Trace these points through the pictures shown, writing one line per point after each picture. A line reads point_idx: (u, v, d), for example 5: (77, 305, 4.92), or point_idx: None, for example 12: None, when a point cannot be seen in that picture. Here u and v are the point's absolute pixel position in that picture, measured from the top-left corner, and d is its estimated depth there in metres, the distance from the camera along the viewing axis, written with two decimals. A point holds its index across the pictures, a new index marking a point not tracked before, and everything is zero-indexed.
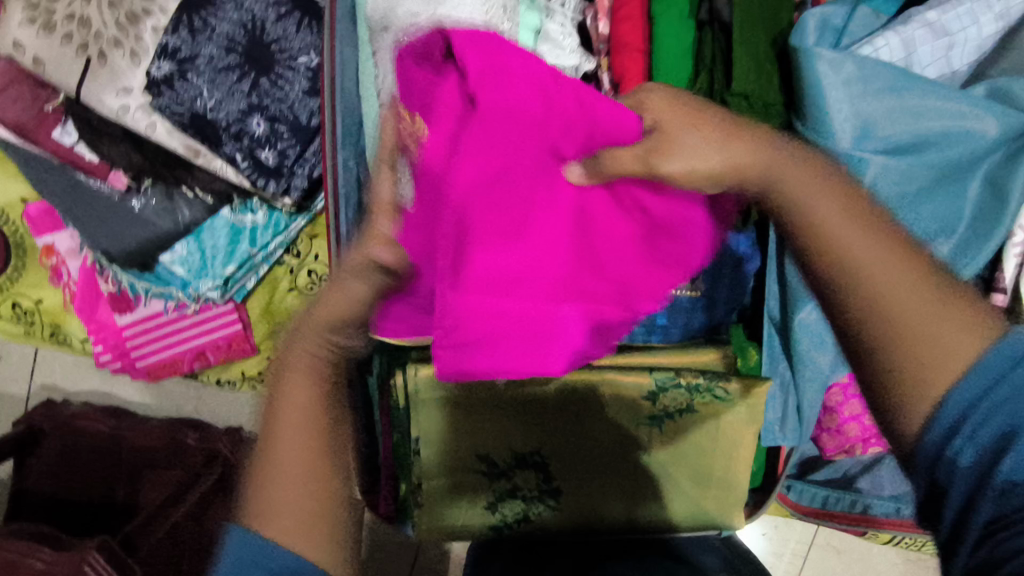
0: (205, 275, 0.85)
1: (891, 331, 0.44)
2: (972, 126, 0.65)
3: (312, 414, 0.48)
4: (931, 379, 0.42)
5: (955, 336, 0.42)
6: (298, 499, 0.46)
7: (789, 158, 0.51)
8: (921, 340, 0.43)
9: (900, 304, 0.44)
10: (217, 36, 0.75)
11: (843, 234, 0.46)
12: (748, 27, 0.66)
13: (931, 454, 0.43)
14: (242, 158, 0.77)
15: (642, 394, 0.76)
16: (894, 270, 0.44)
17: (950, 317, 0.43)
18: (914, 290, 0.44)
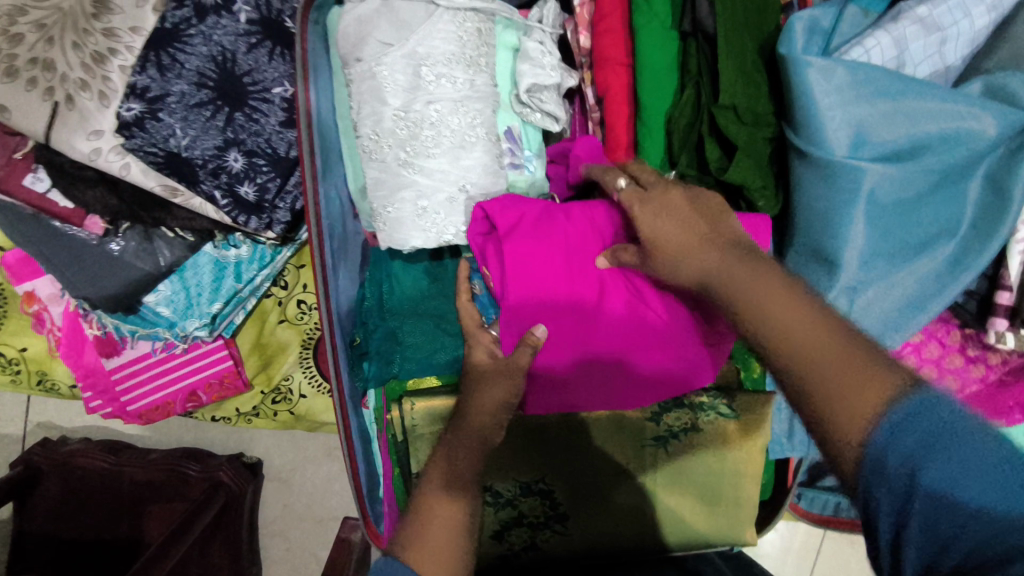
0: (191, 314, 0.83)
1: (815, 400, 0.45)
2: (971, 127, 0.63)
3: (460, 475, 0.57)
4: (851, 435, 0.42)
5: (870, 392, 0.42)
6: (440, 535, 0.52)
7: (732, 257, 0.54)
8: (837, 399, 0.43)
9: (819, 367, 0.45)
10: (188, 72, 0.73)
11: (768, 315, 0.49)
12: (735, 33, 0.63)
13: (866, 476, 0.41)
14: (221, 195, 0.75)
15: (645, 415, 0.75)
16: (812, 340, 0.46)
17: (859, 379, 0.43)
18: (832, 358, 0.45)
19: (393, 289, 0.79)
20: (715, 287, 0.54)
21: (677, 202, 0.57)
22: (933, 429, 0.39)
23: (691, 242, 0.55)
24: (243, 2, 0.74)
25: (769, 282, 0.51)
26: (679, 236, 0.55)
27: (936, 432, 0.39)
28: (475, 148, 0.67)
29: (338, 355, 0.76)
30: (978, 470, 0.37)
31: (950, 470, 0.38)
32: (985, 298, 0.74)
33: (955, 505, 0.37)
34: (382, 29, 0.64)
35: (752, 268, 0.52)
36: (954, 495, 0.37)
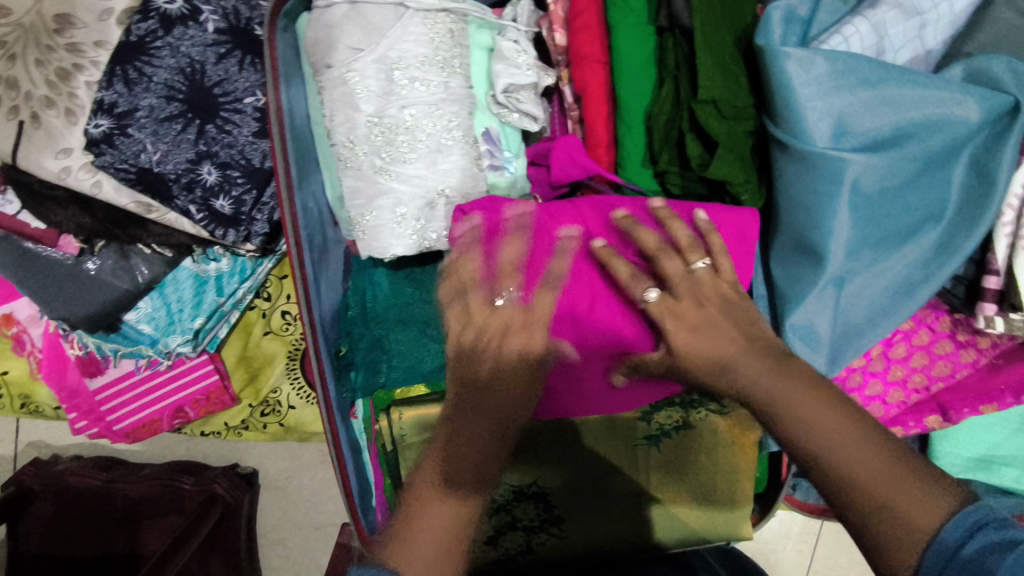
0: (173, 330, 0.82)
1: (874, 516, 0.45)
2: (952, 113, 0.62)
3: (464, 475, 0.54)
4: (907, 547, 0.43)
5: (927, 511, 0.43)
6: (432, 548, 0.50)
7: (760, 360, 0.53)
8: (893, 518, 0.44)
9: (873, 483, 0.45)
10: (156, 85, 0.71)
11: (814, 422, 0.48)
12: (713, 26, 0.62)
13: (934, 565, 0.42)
14: (197, 210, 0.73)
15: (636, 415, 0.74)
16: (863, 449, 0.46)
17: (913, 494, 0.44)
18: (888, 475, 0.45)
19: (377, 296, 0.78)
20: (751, 390, 0.53)
21: (708, 309, 0.57)
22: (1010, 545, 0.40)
23: (723, 347, 0.55)
24: (210, 12, 0.73)
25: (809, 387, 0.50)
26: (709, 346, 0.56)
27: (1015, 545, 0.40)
28: (452, 151, 0.66)
29: (323, 366, 0.74)
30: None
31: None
32: (973, 282, 0.73)
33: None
34: (351, 34, 0.63)
35: (790, 373, 0.51)
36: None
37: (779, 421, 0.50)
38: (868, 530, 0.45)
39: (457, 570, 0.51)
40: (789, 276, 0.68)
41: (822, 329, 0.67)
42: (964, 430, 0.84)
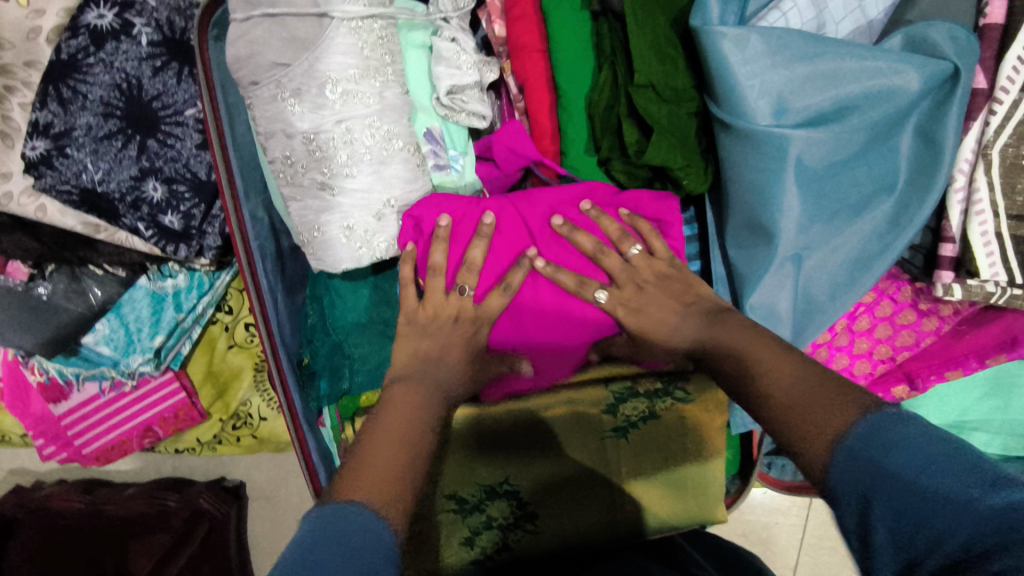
0: (133, 350, 0.80)
1: (791, 414, 0.48)
2: (893, 83, 0.61)
3: (410, 423, 0.55)
4: (816, 431, 0.46)
5: (838, 420, 0.45)
6: (380, 466, 0.50)
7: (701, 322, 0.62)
8: (810, 429, 0.46)
9: (792, 406, 0.48)
10: (91, 103, 0.69)
11: (755, 368, 0.53)
12: (648, 8, 0.61)
13: (846, 470, 0.43)
14: (146, 227, 0.72)
15: (602, 407, 0.75)
16: (786, 378, 0.50)
17: (822, 389, 0.48)
18: (807, 396, 0.48)
19: (335, 303, 0.76)
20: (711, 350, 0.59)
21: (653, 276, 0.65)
22: (904, 441, 0.41)
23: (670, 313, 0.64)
24: (142, 24, 0.71)
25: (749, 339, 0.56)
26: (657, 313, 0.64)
27: (907, 438, 0.41)
28: (393, 160, 0.65)
29: (285, 375, 0.74)
30: (947, 467, 0.39)
31: (921, 472, 0.39)
32: (930, 251, 0.73)
33: (933, 500, 0.38)
34: (277, 49, 0.60)
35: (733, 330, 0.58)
36: (930, 490, 0.39)
37: (734, 371, 0.55)
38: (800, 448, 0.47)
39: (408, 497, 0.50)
40: (745, 255, 0.68)
41: (782, 306, 0.67)
42: (934, 398, 0.84)
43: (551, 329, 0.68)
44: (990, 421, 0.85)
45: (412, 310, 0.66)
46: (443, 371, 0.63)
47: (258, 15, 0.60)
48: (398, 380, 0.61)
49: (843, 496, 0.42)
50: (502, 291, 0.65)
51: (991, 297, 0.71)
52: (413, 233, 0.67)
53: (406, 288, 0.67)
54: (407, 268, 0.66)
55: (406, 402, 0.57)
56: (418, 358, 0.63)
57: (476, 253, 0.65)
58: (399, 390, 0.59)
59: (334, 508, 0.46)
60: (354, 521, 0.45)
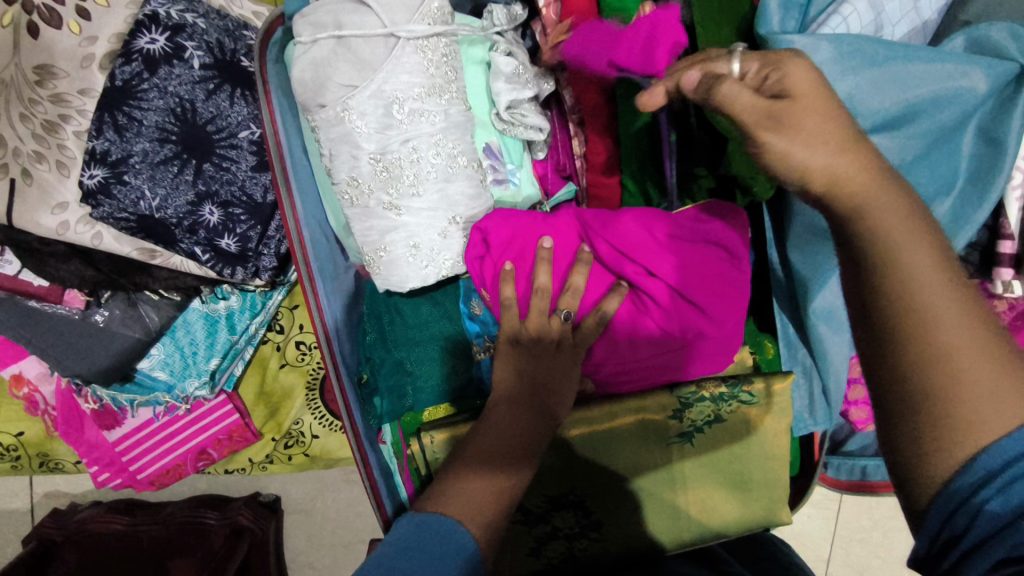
0: (190, 374, 0.80)
1: (953, 372, 0.37)
2: (960, 86, 0.62)
3: (511, 446, 0.55)
4: (981, 426, 0.36)
5: (1005, 409, 0.36)
6: (475, 490, 0.51)
7: (883, 191, 0.41)
8: (971, 400, 0.36)
9: (960, 352, 0.37)
10: (147, 129, 0.69)
11: (914, 266, 0.39)
12: (711, 18, 0.62)
13: (956, 491, 0.37)
14: (203, 251, 0.72)
15: (668, 413, 0.73)
16: (966, 321, 0.38)
17: (1009, 373, 0.37)
18: (987, 354, 0.37)
19: (395, 321, 0.75)
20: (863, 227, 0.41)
21: (833, 121, 0.43)
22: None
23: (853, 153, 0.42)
24: (193, 47, 0.70)
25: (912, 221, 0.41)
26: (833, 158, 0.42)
27: None
28: (457, 177, 0.64)
29: (348, 395, 0.74)
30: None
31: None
32: (987, 248, 0.74)
33: None
34: (343, 71, 0.58)
35: (900, 219, 0.41)
36: None
37: (874, 254, 0.40)
38: (939, 399, 0.37)
39: (495, 526, 0.50)
40: (809, 260, 0.68)
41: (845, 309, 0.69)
42: None
43: (643, 348, 0.68)
44: None
45: (516, 331, 0.63)
46: (551, 396, 0.60)
47: (324, 38, 0.59)
48: (507, 395, 0.59)
49: (962, 518, 0.37)
50: (600, 315, 0.65)
51: None
52: (499, 247, 0.65)
53: (507, 309, 0.64)
54: (507, 287, 0.63)
55: (507, 421, 0.57)
56: (528, 377, 0.60)
57: (578, 279, 0.65)
58: (501, 407, 0.58)
59: (418, 526, 0.48)
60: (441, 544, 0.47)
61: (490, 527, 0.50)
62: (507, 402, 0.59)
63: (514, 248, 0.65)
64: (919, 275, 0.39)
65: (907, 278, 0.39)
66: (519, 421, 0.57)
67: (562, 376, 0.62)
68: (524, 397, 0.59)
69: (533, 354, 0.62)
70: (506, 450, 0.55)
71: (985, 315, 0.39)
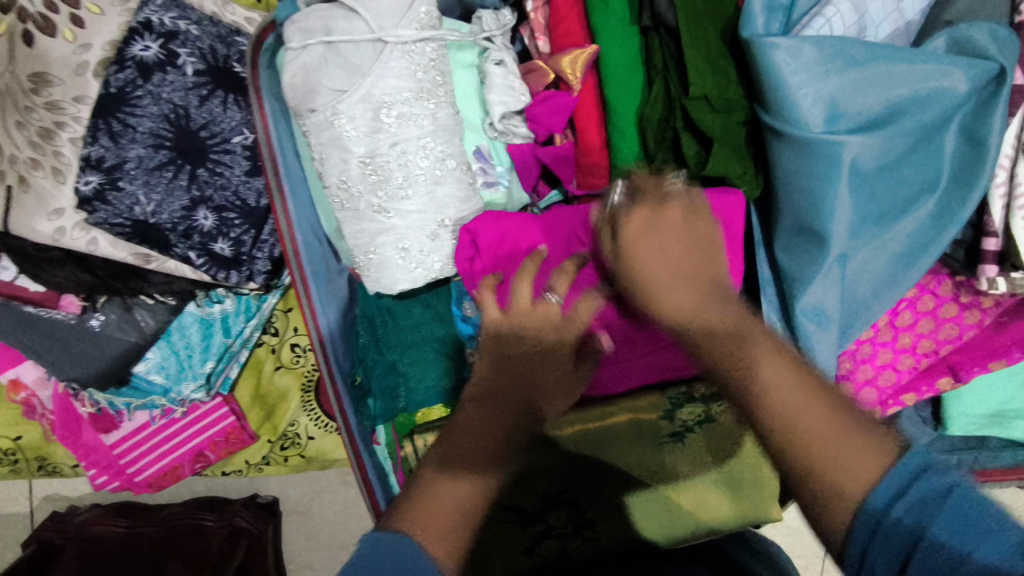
0: (185, 377, 0.81)
1: (809, 452, 0.47)
2: (941, 85, 0.62)
3: (485, 449, 0.54)
4: (846, 487, 0.45)
5: (860, 467, 0.45)
6: (446, 498, 0.50)
7: (709, 314, 0.56)
8: (829, 470, 0.46)
9: (815, 431, 0.48)
10: (141, 135, 0.70)
11: (762, 376, 0.51)
12: (696, 24, 0.62)
13: (863, 534, 0.44)
14: (197, 255, 0.73)
15: (658, 413, 0.75)
16: (806, 409, 0.49)
17: (854, 440, 0.46)
18: (833, 426, 0.48)
19: (388, 323, 0.76)
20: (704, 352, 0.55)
21: (670, 238, 0.59)
22: (944, 489, 0.42)
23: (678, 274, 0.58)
24: (187, 54, 0.72)
25: (750, 340, 0.53)
26: (665, 265, 0.58)
27: (931, 497, 0.42)
28: (446, 180, 0.64)
29: (341, 398, 0.77)
30: (980, 529, 0.41)
31: (954, 525, 0.41)
32: (972, 245, 0.76)
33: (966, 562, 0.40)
34: (332, 75, 0.60)
35: (740, 336, 0.54)
36: (965, 554, 0.40)
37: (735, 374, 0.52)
38: (806, 470, 0.47)
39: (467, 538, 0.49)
40: (795, 259, 0.69)
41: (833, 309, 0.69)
42: (977, 388, 0.84)
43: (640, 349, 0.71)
44: None
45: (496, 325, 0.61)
46: (530, 387, 0.60)
47: (314, 43, 0.60)
48: (486, 391, 0.58)
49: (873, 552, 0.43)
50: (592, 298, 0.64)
51: None
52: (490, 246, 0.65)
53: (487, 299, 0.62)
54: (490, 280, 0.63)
55: (479, 412, 0.56)
56: (506, 370, 0.59)
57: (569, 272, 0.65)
58: (473, 398, 0.58)
59: (388, 541, 0.46)
60: (401, 563, 0.45)
61: (457, 534, 0.48)
62: (484, 393, 0.58)
63: (506, 245, 0.66)
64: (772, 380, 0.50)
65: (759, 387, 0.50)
66: (491, 408, 0.56)
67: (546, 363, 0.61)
68: (500, 394, 0.58)
69: (512, 343, 0.61)
70: (481, 454, 0.53)
71: (827, 400, 0.50)
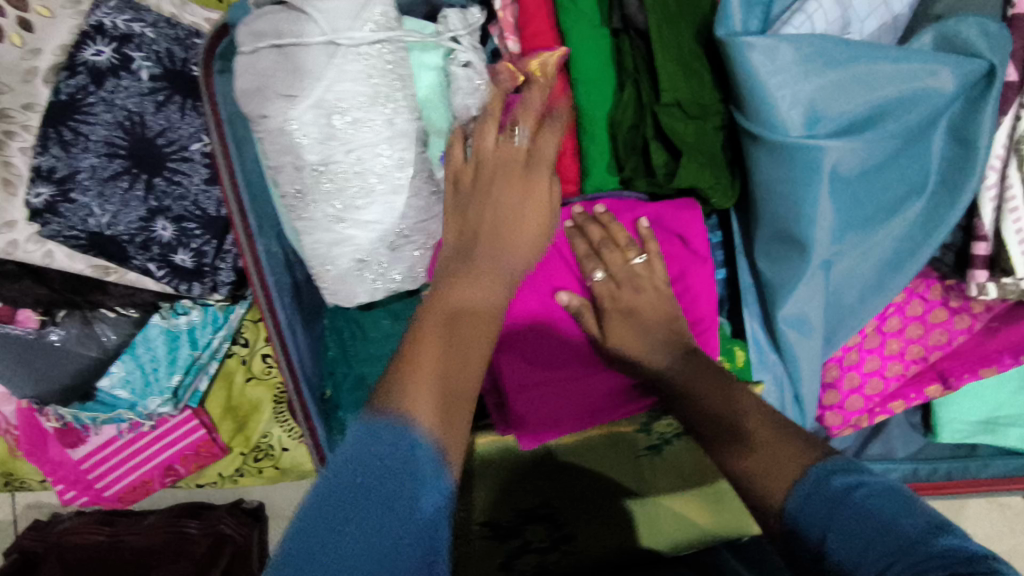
0: (150, 392, 0.79)
1: (742, 457, 0.48)
2: (927, 86, 0.59)
3: (464, 339, 0.46)
4: (771, 486, 0.44)
5: (784, 462, 0.45)
6: (437, 368, 0.43)
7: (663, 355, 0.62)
8: (759, 471, 0.46)
9: (747, 439, 0.49)
10: (94, 144, 0.67)
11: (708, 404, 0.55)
12: (667, 25, 0.59)
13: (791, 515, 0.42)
14: (157, 267, 0.70)
15: (636, 426, 0.71)
16: (741, 419, 0.51)
17: (781, 438, 0.47)
18: (762, 438, 0.48)
19: (356, 337, 0.75)
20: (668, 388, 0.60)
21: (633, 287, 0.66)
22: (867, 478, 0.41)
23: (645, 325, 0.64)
24: (142, 58, 0.69)
25: (699, 373, 0.58)
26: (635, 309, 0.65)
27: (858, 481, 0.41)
28: (408, 189, 0.62)
29: (308, 407, 0.72)
30: (900, 508, 0.39)
31: (878, 498, 0.39)
32: (962, 249, 0.73)
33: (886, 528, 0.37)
34: (285, 80, 0.57)
35: (693, 369, 0.59)
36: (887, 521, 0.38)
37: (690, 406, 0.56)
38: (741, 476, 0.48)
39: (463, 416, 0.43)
40: (777, 266, 0.66)
41: (812, 314, 0.67)
42: (970, 395, 0.81)
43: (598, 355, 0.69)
44: None
45: (455, 174, 0.58)
46: (504, 239, 0.55)
47: (264, 47, 0.57)
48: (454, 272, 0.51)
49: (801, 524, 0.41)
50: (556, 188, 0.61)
51: None
52: None
53: None
54: None
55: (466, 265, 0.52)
56: (476, 246, 0.53)
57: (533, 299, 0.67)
58: (451, 247, 0.55)
59: (381, 412, 0.40)
60: (401, 447, 0.38)
61: (468, 359, 0.45)
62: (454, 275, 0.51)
63: None
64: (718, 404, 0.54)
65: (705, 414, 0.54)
66: (475, 265, 0.52)
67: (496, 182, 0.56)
68: (467, 276, 0.51)
69: (479, 193, 0.56)
70: (460, 341, 0.45)
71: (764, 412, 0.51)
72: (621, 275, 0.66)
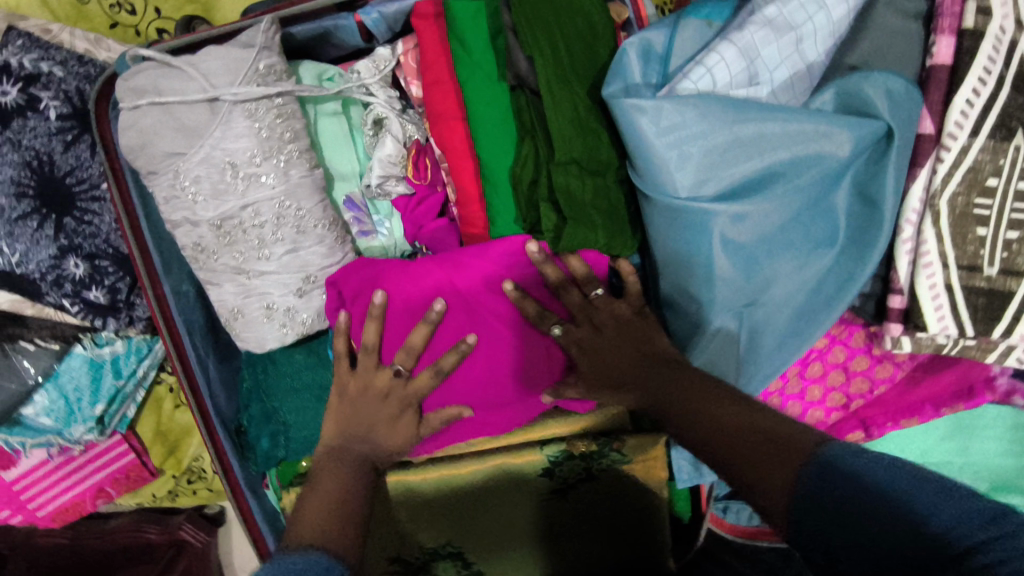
0: (75, 420, 0.80)
1: (761, 446, 0.45)
2: (822, 148, 0.58)
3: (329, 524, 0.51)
4: (798, 462, 0.42)
5: (800, 451, 0.43)
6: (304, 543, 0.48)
7: (659, 374, 0.57)
8: (776, 461, 0.43)
9: (767, 431, 0.46)
10: (3, 184, 0.68)
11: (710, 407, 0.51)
12: (560, 82, 0.58)
13: (823, 470, 0.40)
14: (71, 303, 0.71)
15: (537, 471, 0.72)
16: (750, 421, 0.48)
17: (797, 431, 0.45)
18: (759, 438, 0.46)
19: (269, 369, 0.73)
20: (669, 398, 0.55)
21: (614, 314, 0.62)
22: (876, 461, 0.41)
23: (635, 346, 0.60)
24: (49, 98, 0.69)
25: (696, 384, 0.54)
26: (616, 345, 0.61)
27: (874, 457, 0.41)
28: (307, 241, 0.63)
29: (223, 448, 0.74)
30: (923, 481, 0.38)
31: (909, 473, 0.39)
32: (881, 299, 0.68)
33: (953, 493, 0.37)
34: (168, 138, 0.56)
35: (689, 386, 0.55)
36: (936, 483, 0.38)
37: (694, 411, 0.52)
38: (746, 483, 0.45)
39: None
40: (677, 316, 0.65)
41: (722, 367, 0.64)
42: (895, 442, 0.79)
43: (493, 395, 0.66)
44: (968, 464, 0.80)
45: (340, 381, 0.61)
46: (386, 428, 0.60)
47: (146, 104, 0.56)
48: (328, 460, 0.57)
49: (868, 474, 0.39)
50: (436, 373, 0.62)
51: (942, 349, 0.68)
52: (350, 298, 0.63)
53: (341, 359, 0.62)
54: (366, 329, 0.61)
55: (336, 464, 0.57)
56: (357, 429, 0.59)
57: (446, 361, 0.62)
58: (326, 460, 0.57)
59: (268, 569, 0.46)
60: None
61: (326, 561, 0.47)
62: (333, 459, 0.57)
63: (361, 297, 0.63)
64: (719, 407, 0.51)
65: (705, 416, 0.51)
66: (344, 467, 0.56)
67: (372, 425, 0.60)
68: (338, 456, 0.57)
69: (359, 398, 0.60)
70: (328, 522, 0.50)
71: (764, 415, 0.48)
72: (577, 313, 0.63)
